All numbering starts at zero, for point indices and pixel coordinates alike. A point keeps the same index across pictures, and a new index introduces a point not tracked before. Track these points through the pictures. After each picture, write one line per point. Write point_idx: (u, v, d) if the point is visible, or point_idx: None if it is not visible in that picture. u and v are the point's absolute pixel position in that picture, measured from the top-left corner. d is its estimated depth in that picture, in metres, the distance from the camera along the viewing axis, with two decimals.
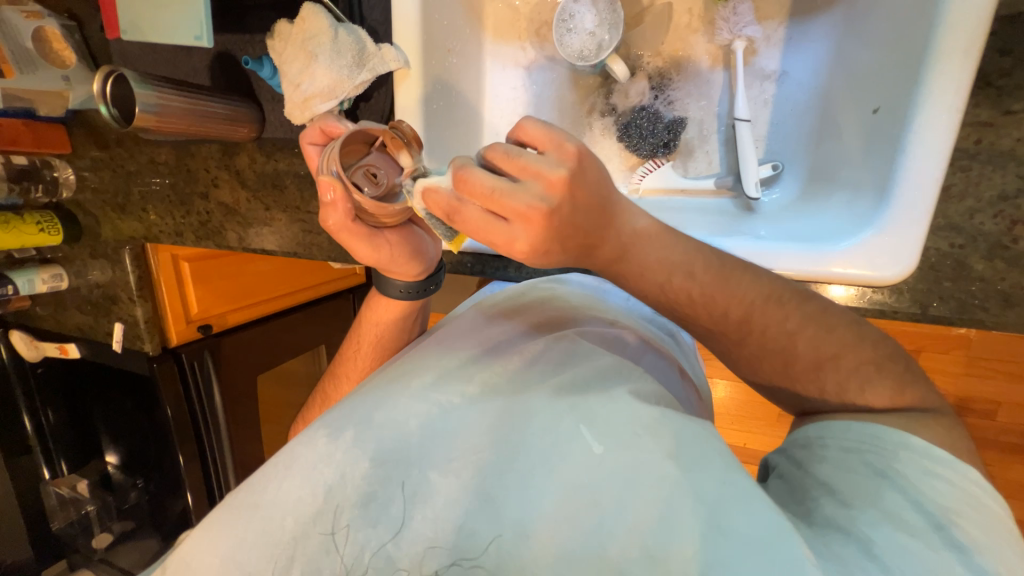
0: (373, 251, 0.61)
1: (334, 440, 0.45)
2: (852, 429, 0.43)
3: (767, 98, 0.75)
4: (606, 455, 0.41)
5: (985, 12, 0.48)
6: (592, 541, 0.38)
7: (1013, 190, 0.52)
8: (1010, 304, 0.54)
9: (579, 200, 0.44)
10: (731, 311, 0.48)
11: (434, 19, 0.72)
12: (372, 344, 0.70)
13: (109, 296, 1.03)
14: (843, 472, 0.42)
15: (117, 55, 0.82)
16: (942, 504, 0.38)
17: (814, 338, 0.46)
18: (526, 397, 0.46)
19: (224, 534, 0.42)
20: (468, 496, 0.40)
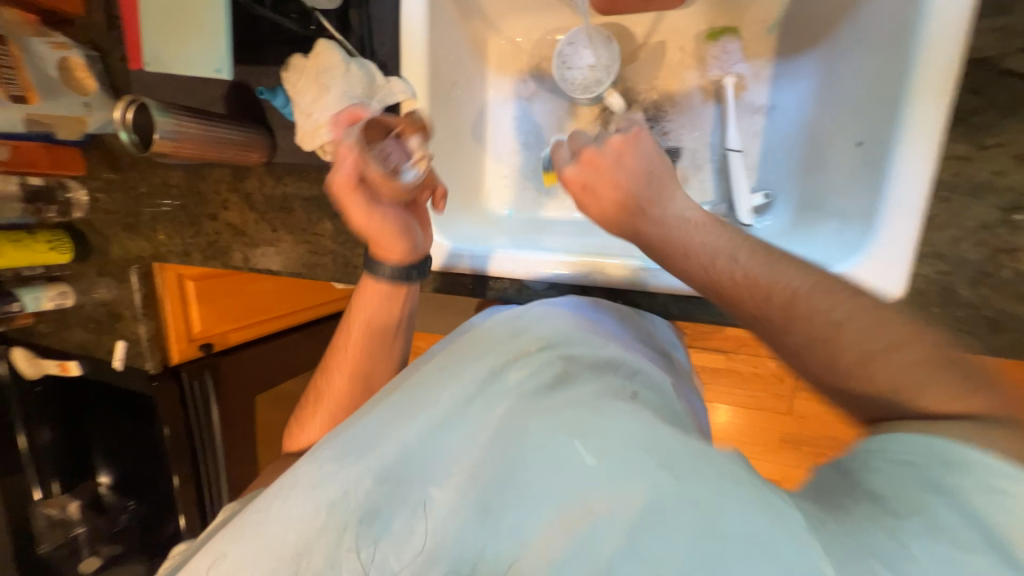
0: (367, 218, 0.66)
1: (337, 459, 0.45)
2: (907, 440, 0.37)
3: (756, 130, 0.79)
4: (598, 465, 0.41)
5: (955, 57, 0.52)
6: (582, 551, 0.39)
7: (993, 220, 0.54)
8: (998, 330, 0.55)
9: (628, 164, 0.57)
10: (774, 297, 0.46)
11: (441, 55, 0.76)
12: (362, 332, 0.72)
13: (113, 314, 1.04)
14: (886, 491, 0.36)
15: (137, 84, 0.86)
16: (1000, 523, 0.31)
17: (861, 331, 0.42)
18: (522, 413, 0.46)
19: (227, 553, 0.43)
20: (473, 502, 0.43)
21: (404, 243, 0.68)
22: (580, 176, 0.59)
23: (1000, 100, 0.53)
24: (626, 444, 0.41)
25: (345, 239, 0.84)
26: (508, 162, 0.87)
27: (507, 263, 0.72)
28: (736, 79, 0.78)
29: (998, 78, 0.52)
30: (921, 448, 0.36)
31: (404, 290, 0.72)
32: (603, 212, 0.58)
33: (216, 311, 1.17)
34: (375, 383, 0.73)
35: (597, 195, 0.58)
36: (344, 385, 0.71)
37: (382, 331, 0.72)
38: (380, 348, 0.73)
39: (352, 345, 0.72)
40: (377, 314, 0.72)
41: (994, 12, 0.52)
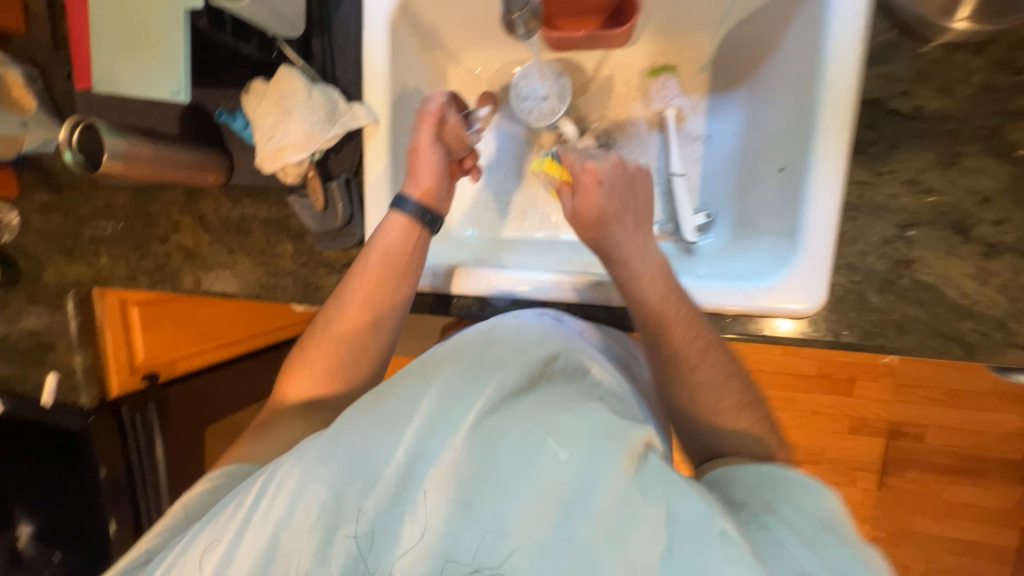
0: (427, 147, 0.73)
1: (322, 462, 0.46)
2: (747, 470, 0.54)
3: (696, 156, 0.86)
4: (570, 460, 0.44)
5: (850, 97, 0.61)
6: (563, 537, 0.42)
7: (891, 236, 0.62)
8: (904, 331, 0.62)
9: (624, 183, 0.68)
10: (696, 343, 0.63)
11: (403, 83, 0.79)
12: (377, 283, 0.72)
13: (44, 345, 0.98)
14: (749, 501, 0.50)
15: (83, 105, 0.83)
16: (823, 516, 0.46)
17: (731, 388, 0.63)
18: (497, 414, 0.46)
19: (219, 546, 0.45)
20: (458, 503, 0.44)
21: (437, 188, 0.74)
22: (603, 175, 0.67)
23: (888, 134, 0.62)
24: (593, 440, 0.45)
25: (305, 259, 0.84)
26: (470, 185, 0.91)
27: (473, 282, 0.75)
28: (676, 110, 0.86)
29: (885, 116, 0.62)
30: (767, 473, 0.52)
31: (415, 233, 0.73)
32: (603, 207, 0.66)
33: (162, 338, 1.12)
34: (381, 324, 0.72)
35: (608, 194, 0.66)
36: (352, 321, 0.71)
37: (393, 274, 0.72)
38: (389, 293, 0.72)
39: (362, 282, 0.72)
40: (390, 253, 0.72)
41: (877, 62, 0.62)
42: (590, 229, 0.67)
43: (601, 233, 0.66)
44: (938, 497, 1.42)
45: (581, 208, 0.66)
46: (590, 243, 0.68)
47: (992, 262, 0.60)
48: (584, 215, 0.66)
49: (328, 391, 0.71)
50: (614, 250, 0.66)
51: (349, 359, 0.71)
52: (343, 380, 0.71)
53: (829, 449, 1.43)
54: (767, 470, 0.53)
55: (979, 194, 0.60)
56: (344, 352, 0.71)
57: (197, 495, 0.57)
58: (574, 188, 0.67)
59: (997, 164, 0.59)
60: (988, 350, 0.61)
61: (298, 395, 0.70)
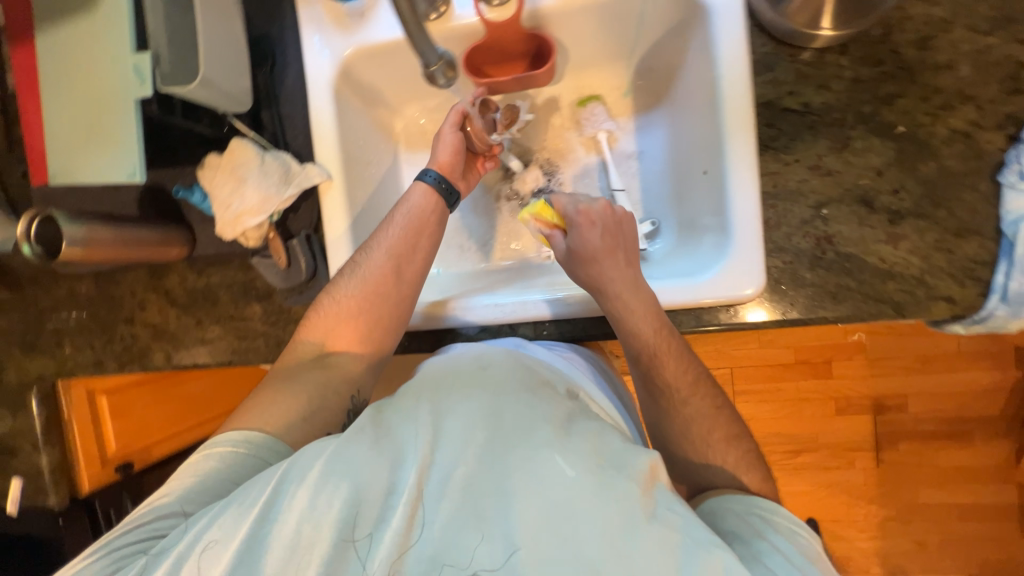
0: (451, 129, 0.82)
1: (353, 452, 0.50)
2: (736, 500, 0.58)
3: (633, 172, 0.93)
4: (578, 477, 0.46)
5: (746, 102, 0.69)
6: (565, 544, 0.44)
7: (809, 216, 0.69)
8: (839, 300, 0.68)
9: (615, 224, 0.71)
10: (687, 375, 0.68)
11: (351, 141, 0.84)
12: (412, 231, 0.77)
13: (6, 449, 0.94)
14: (738, 531, 0.54)
15: (41, 200, 0.85)
16: (806, 550, 0.52)
17: (720, 422, 0.66)
18: (513, 426, 0.50)
19: (244, 528, 0.48)
20: (462, 510, 0.47)
21: (455, 165, 0.83)
22: (596, 218, 0.70)
23: (786, 129, 0.71)
24: (595, 457, 0.48)
25: (274, 318, 0.85)
26: None
27: (445, 317, 0.77)
28: (607, 134, 0.93)
29: (780, 114, 0.71)
30: (757, 502, 0.57)
31: (435, 200, 0.80)
32: (597, 247, 0.69)
33: (130, 426, 1.15)
34: (405, 277, 0.76)
35: (602, 235, 0.69)
36: (378, 269, 0.74)
37: (416, 234, 0.77)
38: (412, 250, 0.77)
39: (388, 238, 0.76)
40: (414, 216, 0.78)
41: (763, 70, 0.72)
42: (584, 266, 0.69)
43: (595, 272, 0.69)
44: (938, 467, 1.43)
45: (576, 247, 0.69)
46: (583, 279, 0.70)
47: (898, 227, 0.67)
48: (579, 253, 0.69)
49: (351, 334, 0.73)
50: (606, 288, 0.68)
51: (372, 306, 0.74)
52: (365, 325, 0.74)
53: (821, 432, 1.45)
54: (752, 501, 0.58)
55: (873, 169, 0.68)
56: (370, 296, 0.73)
57: (218, 456, 0.61)
58: (569, 230, 0.71)
59: (880, 142, 0.68)
60: (915, 306, 0.67)
61: (324, 334, 0.73)
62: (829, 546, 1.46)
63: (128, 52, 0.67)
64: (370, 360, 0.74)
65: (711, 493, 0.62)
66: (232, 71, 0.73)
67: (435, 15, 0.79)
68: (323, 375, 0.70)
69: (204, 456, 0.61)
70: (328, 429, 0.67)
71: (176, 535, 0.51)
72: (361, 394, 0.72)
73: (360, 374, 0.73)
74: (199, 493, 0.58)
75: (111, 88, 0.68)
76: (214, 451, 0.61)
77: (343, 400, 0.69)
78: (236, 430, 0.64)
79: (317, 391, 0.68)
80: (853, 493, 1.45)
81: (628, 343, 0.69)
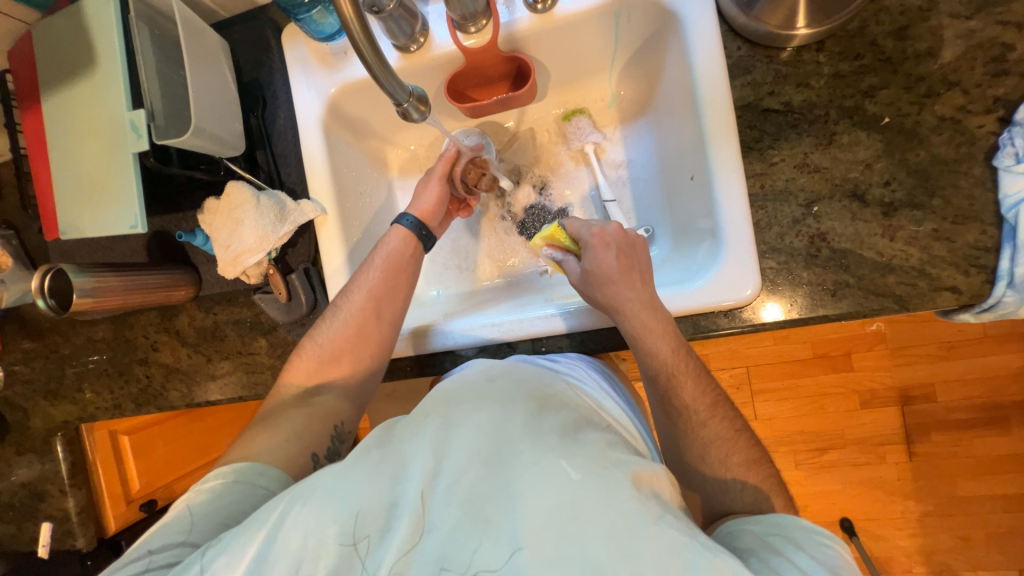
0: (437, 185, 0.84)
1: (359, 463, 0.49)
2: (755, 521, 0.55)
3: (624, 180, 0.93)
4: (582, 481, 0.43)
5: (725, 104, 0.69)
6: (574, 548, 0.41)
7: (799, 215, 0.69)
8: (838, 295, 0.67)
9: (626, 248, 0.70)
10: (703, 398, 0.66)
11: (344, 174, 0.87)
12: (394, 273, 0.78)
13: (36, 495, 0.97)
14: (756, 549, 0.50)
15: (57, 253, 0.89)
16: (832, 562, 0.48)
17: (736, 445, 0.64)
18: (517, 436, 0.48)
19: (252, 549, 0.46)
20: (465, 515, 0.44)
21: (436, 212, 0.85)
22: (611, 239, 0.70)
23: (769, 129, 0.71)
24: (602, 461, 0.46)
25: (280, 352, 0.87)
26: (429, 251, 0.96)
27: (436, 341, 0.78)
28: (595, 146, 0.94)
29: (761, 115, 0.71)
30: (776, 522, 0.54)
31: (412, 243, 0.81)
32: (613, 269, 0.68)
33: (153, 465, 1.20)
34: (384, 318, 0.77)
35: (617, 256, 0.69)
36: (357, 313, 0.75)
37: (396, 275, 0.78)
38: (393, 292, 0.77)
39: (367, 279, 0.77)
40: (393, 257, 0.79)
41: (741, 73, 0.72)
42: (601, 287, 0.69)
43: (612, 292, 0.68)
44: (976, 457, 1.36)
45: (592, 269, 0.69)
46: (599, 300, 0.69)
47: (893, 219, 0.66)
48: (595, 275, 0.69)
49: (335, 373, 0.74)
50: (622, 308, 0.67)
51: (354, 348, 0.75)
52: (348, 364, 0.75)
53: (847, 428, 1.40)
54: (774, 520, 0.54)
55: (862, 162, 0.68)
56: (351, 340, 0.75)
57: (209, 489, 0.59)
58: (584, 252, 0.71)
59: (867, 135, 0.68)
60: (920, 298, 0.65)
61: (307, 376, 0.74)
62: (866, 545, 1.40)
63: (124, 108, 0.70)
64: (353, 394, 0.75)
65: (732, 517, 0.60)
66: (222, 117, 0.77)
67: (414, 47, 0.80)
68: (306, 411, 0.71)
69: (194, 492, 0.59)
70: (312, 452, 0.68)
71: (182, 567, 0.48)
72: (345, 424, 0.73)
73: (342, 406, 0.74)
74: (200, 518, 0.56)
75: (112, 146, 0.71)
76: (204, 486, 0.59)
77: (326, 428, 0.70)
78: (226, 464, 0.63)
79: (302, 421, 0.69)
80: (887, 489, 1.39)
81: (645, 363, 0.68)
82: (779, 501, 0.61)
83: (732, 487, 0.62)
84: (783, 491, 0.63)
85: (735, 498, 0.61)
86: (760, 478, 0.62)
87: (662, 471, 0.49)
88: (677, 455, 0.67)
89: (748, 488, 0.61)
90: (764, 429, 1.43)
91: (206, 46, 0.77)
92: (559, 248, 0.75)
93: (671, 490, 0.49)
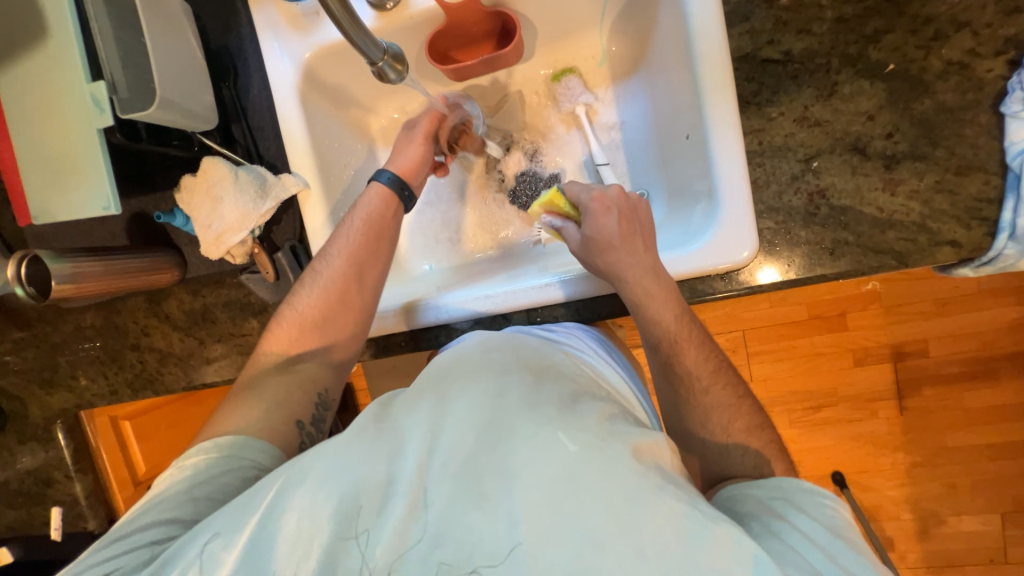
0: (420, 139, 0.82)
1: (352, 440, 0.48)
2: (757, 484, 0.55)
3: (617, 143, 0.90)
4: (580, 454, 0.43)
5: (722, 55, 0.65)
6: (574, 520, 0.41)
7: (799, 171, 0.67)
8: (836, 254, 0.66)
9: (628, 211, 0.68)
10: (703, 363, 0.66)
11: (325, 145, 0.83)
12: (374, 235, 0.76)
13: (42, 481, 0.98)
14: (758, 513, 0.51)
15: (35, 239, 0.86)
16: (833, 525, 0.48)
17: (736, 408, 0.65)
18: (511, 410, 0.47)
19: (246, 534, 0.46)
20: (462, 491, 0.44)
21: (417, 169, 0.82)
22: (611, 203, 0.68)
23: (768, 81, 0.68)
24: (601, 433, 0.45)
25: None
26: (417, 224, 0.94)
27: (428, 314, 0.77)
28: (586, 107, 0.90)
29: (760, 67, 0.68)
30: (776, 486, 0.54)
31: (393, 203, 0.79)
32: (614, 234, 0.66)
33: (156, 449, 1.20)
34: (366, 282, 0.76)
35: (618, 221, 0.67)
36: (338, 277, 0.73)
37: (377, 237, 0.76)
38: (374, 255, 0.76)
39: (347, 243, 0.75)
40: (374, 219, 0.77)
41: (739, 21, 0.68)
42: (601, 254, 0.67)
43: (614, 258, 0.66)
44: (967, 409, 1.39)
45: (592, 235, 0.67)
46: (599, 267, 0.68)
47: (895, 172, 0.64)
48: (596, 241, 0.67)
49: (314, 339, 0.73)
50: (623, 275, 0.66)
51: (336, 314, 0.74)
52: (332, 331, 0.74)
53: (841, 386, 1.42)
54: (776, 483, 0.55)
55: (864, 114, 0.65)
56: (333, 305, 0.73)
57: (192, 466, 0.59)
58: (584, 218, 0.69)
59: (870, 84, 0.65)
60: (918, 254, 0.64)
61: (289, 343, 0.72)
62: (857, 497, 1.45)
63: (83, 80, 0.66)
64: (336, 363, 0.75)
65: (732, 480, 0.61)
66: (190, 88, 0.73)
67: (391, 4, 0.75)
68: (286, 379, 0.70)
69: (177, 469, 0.59)
70: (296, 419, 0.67)
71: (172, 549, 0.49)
72: (328, 392, 0.72)
73: (323, 373, 0.73)
74: (191, 498, 0.56)
75: (75, 123, 0.67)
76: (187, 462, 0.59)
77: (309, 397, 0.70)
78: (208, 439, 0.62)
79: (283, 392, 0.68)
80: (879, 443, 1.43)
81: (646, 332, 0.68)
82: (778, 461, 0.62)
83: (733, 453, 0.62)
84: (783, 451, 0.63)
85: (735, 460, 0.62)
86: (761, 443, 0.62)
87: (662, 440, 0.49)
88: (677, 422, 0.68)
89: (748, 450, 0.62)
90: (760, 390, 1.45)
91: (165, 9, 0.71)
92: (557, 215, 0.73)
93: (671, 458, 0.49)
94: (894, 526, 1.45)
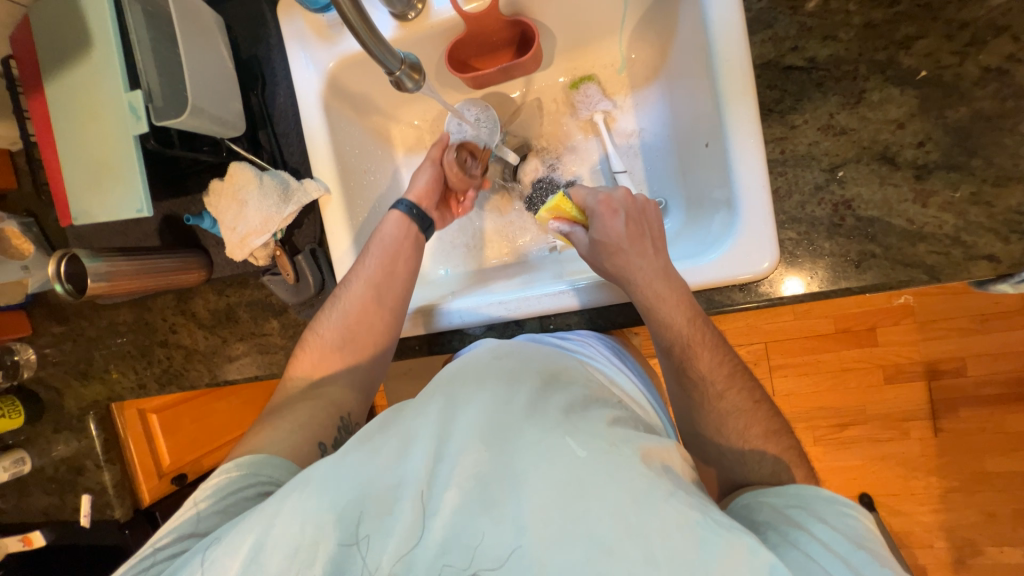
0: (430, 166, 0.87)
1: (356, 450, 0.49)
2: (774, 492, 0.54)
3: (635, 151, 0.89)
4: (587, 458, 0.43)
5: (744, 63, 0.64)
6: (578, 527, 0.40)
7: (822, 180, 0.65)
8: (864, 268, 0.63)
9: (635, 215, 0.68)
10: (719, 371, 0.64)
11: (346, 152, 0.85)
12: (392, 259, 0.78)
13: (74, 469, 1.03)
14: (776, 523, 0.49)
15: (75, 239, 0.91)
16: (856, 536, 0.46)
17: (754, 416, 0.62)
18: (520, 420, 0.47)
19: (251, 539, 0.47)
20: (467, 500, 0.43)
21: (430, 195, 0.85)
22: (617, 205, 0.68)
23: (791, 89, 0.66)
24: (611, 439, 0.45)
25: (292, 332, 0.88)
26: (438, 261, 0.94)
27: (441, 320, 0.78)
28: (604, 114, 0.89)
29: (783, 73, 0.66)
30: (796, 494, 0.52)
31: (408, 228, 0.81)
32: (622, 236, 0.66)
33: (182, 442, 1.25)
34: (387, 304, 0.77)
35: (625, 223, 0.67)
36: (358, 300, 0.75)
37: (393, 261, 0.78)
38: (392, 277, 0.77)
39: (366, 268, 0.76)
40: (389, 244, 0.79)
41: (762, 28, 0.67)
42: (610, 256, 0.67)
43: (622, 262, 0.66)
44: (1008, 431, 1.31)
45: (599, 238, 0.67)
46: (609, 270, 0.67)
47: (926, 182, 0.62)
48: (604, 244, 0.67)
49: (337, 362, 0.75)
50: (634, 279, 0.65)
51: (358, 335, 0.76)
52: (352, 352, 0.76)
53: (870, 403, 1.36)
54: (794, 492, 0.53)
55: (894, 122, 0.63)
56: (353, 327, 0.75)
57: (214, 484, 0.60)
58: (591, 221, 0.69)
59: (900, 91, 0.63)
60: (952, 269, 0.61)
61: (312, 367, 0.75)
62: (885, 520, 1.38)
63: (122, 90, 0.70)
64: (358, 386, 0.76)
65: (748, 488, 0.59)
66: (220, 96, 0.76)
67: (413, 14, 0.77)
68: (311, 404, 0.71)
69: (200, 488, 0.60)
70: (319, 440, 0.68)
71: (188, 559, 0.50)
72: (351, 416, 0.74)
73: (347, 398, 0.74)
74: (205, 515, 0.57)
75: (114, 129, 0.71)
76: (210, 482, 0.60)
77: (332, 419, 0.71)
78: (232, 459, 0.64)
79: (307, 413, 0.70)
80: (910, 465, 1.36)
81: (658, 335, 0.66)
82: (800, 471, 0.59)
83: (749, 459, 0.60)
84: (805, 462, 0.61)
85: (753, 469, 0.59)
86: (781, 450, 0.60)
87: (673, 445, 0.49)
88: (693, 430, 0.66)
89: (768, 459, 0.59)
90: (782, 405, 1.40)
91: (199, 22, 0.75)
92: (565, 219, 0.73)
93: (685, 465, 0.48)
94: (928, 554, 1.37)
